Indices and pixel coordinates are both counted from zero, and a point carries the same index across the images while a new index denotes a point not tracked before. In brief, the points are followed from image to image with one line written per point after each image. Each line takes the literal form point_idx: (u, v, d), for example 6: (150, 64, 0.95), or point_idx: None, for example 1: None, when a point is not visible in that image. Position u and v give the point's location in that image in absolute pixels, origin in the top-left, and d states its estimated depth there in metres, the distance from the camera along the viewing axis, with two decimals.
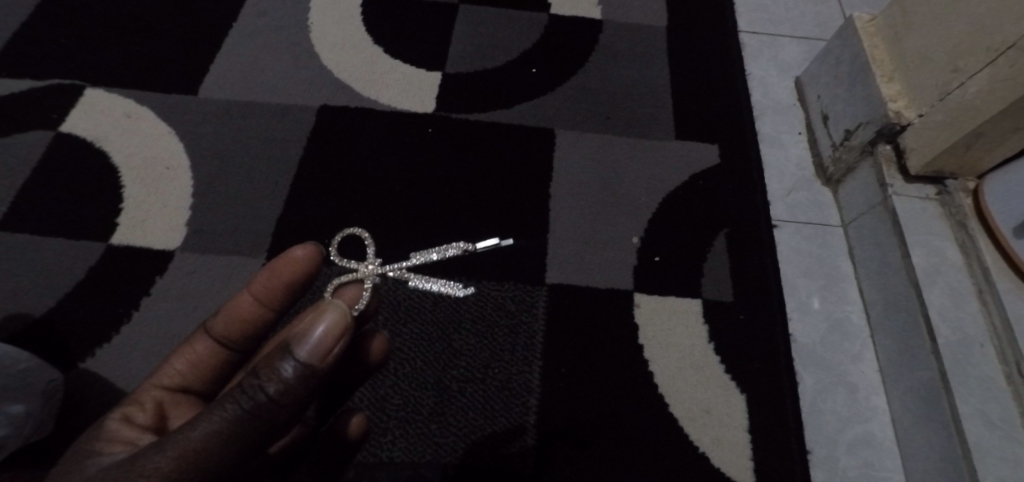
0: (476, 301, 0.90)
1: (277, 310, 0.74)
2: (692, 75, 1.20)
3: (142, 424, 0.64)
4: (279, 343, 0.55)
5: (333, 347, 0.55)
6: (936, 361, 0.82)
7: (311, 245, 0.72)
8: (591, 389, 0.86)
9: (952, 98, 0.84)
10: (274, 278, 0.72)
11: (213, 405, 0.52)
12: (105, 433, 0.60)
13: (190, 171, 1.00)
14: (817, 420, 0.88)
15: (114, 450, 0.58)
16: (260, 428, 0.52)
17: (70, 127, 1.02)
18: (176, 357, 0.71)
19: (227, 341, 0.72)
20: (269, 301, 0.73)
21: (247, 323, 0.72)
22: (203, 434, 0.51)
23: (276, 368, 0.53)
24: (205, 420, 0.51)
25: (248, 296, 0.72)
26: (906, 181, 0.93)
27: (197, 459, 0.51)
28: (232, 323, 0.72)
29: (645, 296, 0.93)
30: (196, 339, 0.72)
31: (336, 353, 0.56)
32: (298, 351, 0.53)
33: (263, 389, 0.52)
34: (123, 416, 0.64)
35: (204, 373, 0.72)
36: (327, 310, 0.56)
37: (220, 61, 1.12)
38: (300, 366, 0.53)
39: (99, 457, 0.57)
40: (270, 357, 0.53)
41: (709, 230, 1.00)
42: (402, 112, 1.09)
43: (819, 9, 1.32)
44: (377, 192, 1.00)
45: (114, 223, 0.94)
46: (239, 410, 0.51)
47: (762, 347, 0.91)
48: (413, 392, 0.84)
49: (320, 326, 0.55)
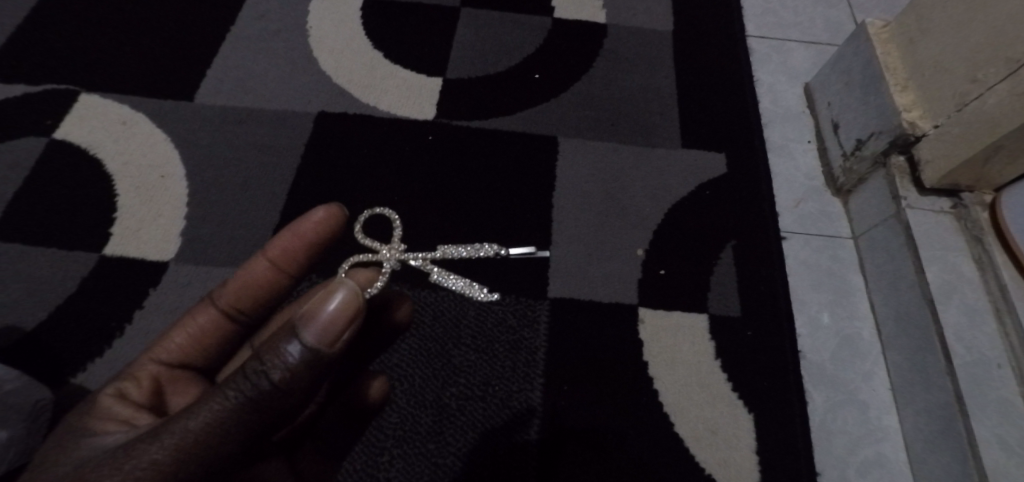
0: (476, 315, 0.88)
1: (294, 276, 0.73)
2: (699, 81, 1.17)
3: (137, 402, 0.63)
4: (285, 325, 0.53)
5: (343, 334, 0.53)
6: (951, 382, 0.80)
7: (332, 207, 0.73)
8: (595, 408, 0.83)
9: (970, 110, 0.81)
10: (295, 237, 0.72)
11: (213, 391, 0.50)
12: (101, 411, 0.60)
13: (186, 179, 0.98)
14: (827, 441, 0.85)
15: (109, 430, 0.56)
16: (263, 416, 0.50)
17: (64, 134, 1.00)
18: (176, 331, 0.69)
19: (233, 310, 0.71)
20: (285, 265, 0.73)
21: (259, 289, 0.72)
22: (204, 422, 0.49)
23: (282, 350, 0.51)
24: (206, 407, 0.49)
25: (264, 262, 0.72)
26: (921, 194, 0.90)
27: (196, 449, 0.49)
28: (242, 291, 0.71)
29: (649, 311, 0.91)
30: (199, 311, 0.70)
31: (346, 340, 0.54)
32: (305, 336, 0.52)
33: (267, 376, 0.50)
34: (117, 393, 0.63)
35: (203, 347, 0.70)
36: (336, 292, 0.54)
37: (217, 66, 1.10)
38: (307, 351, 0.51)
39: (95, 440, 0.55)
40: (274, 341, 0.51)
41: (716, 243, 0.98)
42: (402, 119, 1.07)
43: (829, 13, 1.29)
44: (376, 201, 0.98)
45: (107, 233, 0.91)
46: (241, 398, 0.49)
47: (771, 364, 0.89)
48: (411, 410, 0.81)
49: (329, 309, 0.53)
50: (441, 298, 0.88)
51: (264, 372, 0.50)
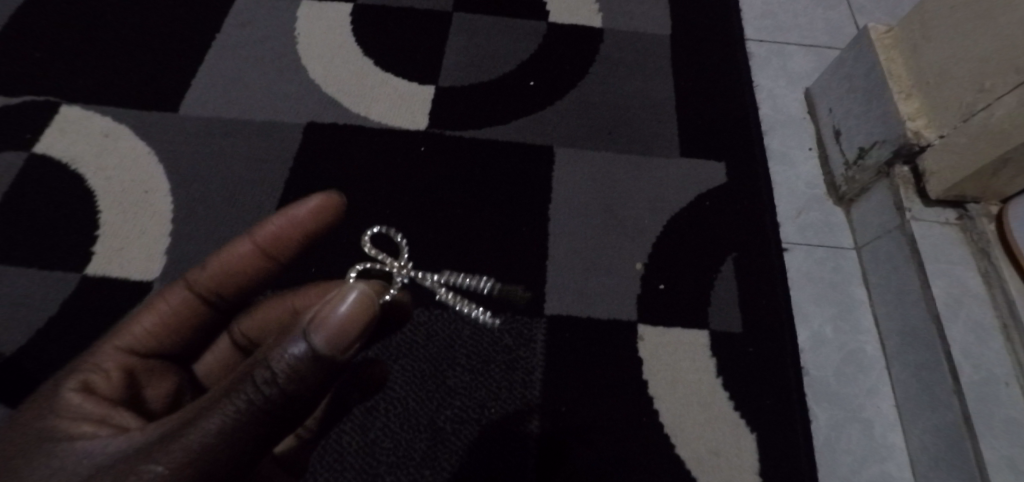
0: (471, 335, 0.85)
1: (281, 262, 0.68)
2: (698, 87, 1.14)
3: (107, 397, 0.57)
4: (292, 325, 0.50)
5: (355, 340, 0.51)
6: (958, 401, 0.78)
7: (327, 194, 0.68)
8: (594, 430, 0.81)
9: (978, 121, 0.79)
10: (290, 226, 0.67)
11: (217, 399, 0.47)
12: (68, 409, 0.53)
13: (171, 194, 0.95)
14: (831, 460, 0.83)
15: (86, 433, 0.51)
16: (272, 424, 0.48)
17: (44, 148, 0.97)
18: (146, 314, 0.63)
19: (211, 294, 0.66)
20: (271, 249, 0.67)
21: (240, 275, 0.67)
22: (213, 430, 0.46)
23: (291, 355, 0.48)
24: (216, 413, 0.46)
25: (247, 243, 0.67)
26: (926, 206, 0.88)
27: (205, 459, 0.46)
28: (223, 278, 0.66)
29: (649, 328, 0.88)
30: (171, 294, 0.64)
31: (357, 345, 0.52)
32: (315, 339, 0.48)
33: (276, 385, 0.47)
34: (84, 386, 0.56)
35: (175, 334, 0.65)
36: (348, 295, 0.51)
37: (202, 75, 1.07)
38: (318, 355, 0.48)
39: (74, 443, 0.50)
40: (283, 343, 0.48)
41: (717, 255, 0.95)
42: (393, 130, 1.04)
43: (829, 15, 1.26)
44: (368, 215, 0.95)
45: (89, 252, 0.89)
46: (251, 406, 0.46)
47: (773, 381, 0.87)
48: (405, 434, 0.79)
49: (341, 313, 0.50)
50: (435, 318, 0.86)
51: (274, 380, 0.47)
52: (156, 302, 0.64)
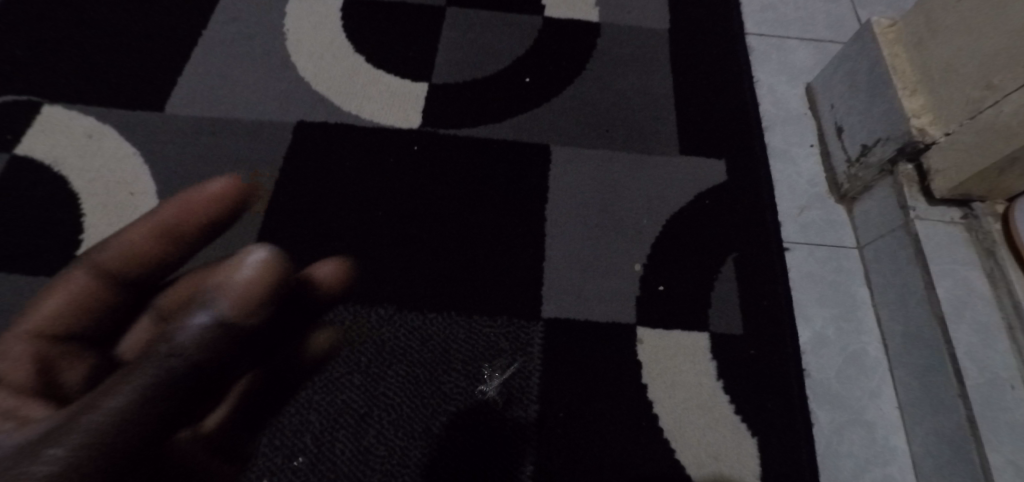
0: (466, 339, 0.83)
1: (170, 252, 0.59)
2: (697, 82, 1.12)
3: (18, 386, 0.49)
4: (195, 294, 0.48)
5: (257, 305, 0.48)
6: (964, 404, 0.76)
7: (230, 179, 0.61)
8: (593, 436, 0.79)
9: (985, 118, 0.77)
10: (183, 207, 0.59)
11: (118, 377, 0.42)
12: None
13: (157, 196, 0.93)
14: (834, 464, 0.82)
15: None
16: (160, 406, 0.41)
17: (26, 149, 0.95)
18: (47, 295, 0.56)
19: (113, 272, 0.58)
20: (176, 229, 0.59)
21: (150, 257, 0.58)
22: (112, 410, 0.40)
23: (190, 327, 0.45)
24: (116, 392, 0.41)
25: (144, 228, 0.58)
26: (930, 204, 0.86)
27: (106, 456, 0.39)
28: (126, 261, 0.58)
29: (648, 331, 0.87)
30: (73, 274, 0.57)
31: (263, 311, 0.49)
32: (212, 305, 0.46)
33: (182, 357, 0.44)
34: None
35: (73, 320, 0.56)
36: (249, 255, 0.49)
37: (190, 73, 1.05)
38: (215, 319, 0.46)
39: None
40: (187, 308, 0.47)
41: (717, 256, 0.94)
42: (386, 128, 1.01)
43: (831, 8, 1.24)
44: (360, 216, 0.93)
45: (73, 257, 0.86)
46: (149, 382, 0.42)
47: (775, 384, 0.85)
48: (399, 441, 0.77)
49: (244, 273, 0.48)
50: (430, 322, 0.84)
51: (174, 353, 0.44)
52: (28, 312, 0.57)
